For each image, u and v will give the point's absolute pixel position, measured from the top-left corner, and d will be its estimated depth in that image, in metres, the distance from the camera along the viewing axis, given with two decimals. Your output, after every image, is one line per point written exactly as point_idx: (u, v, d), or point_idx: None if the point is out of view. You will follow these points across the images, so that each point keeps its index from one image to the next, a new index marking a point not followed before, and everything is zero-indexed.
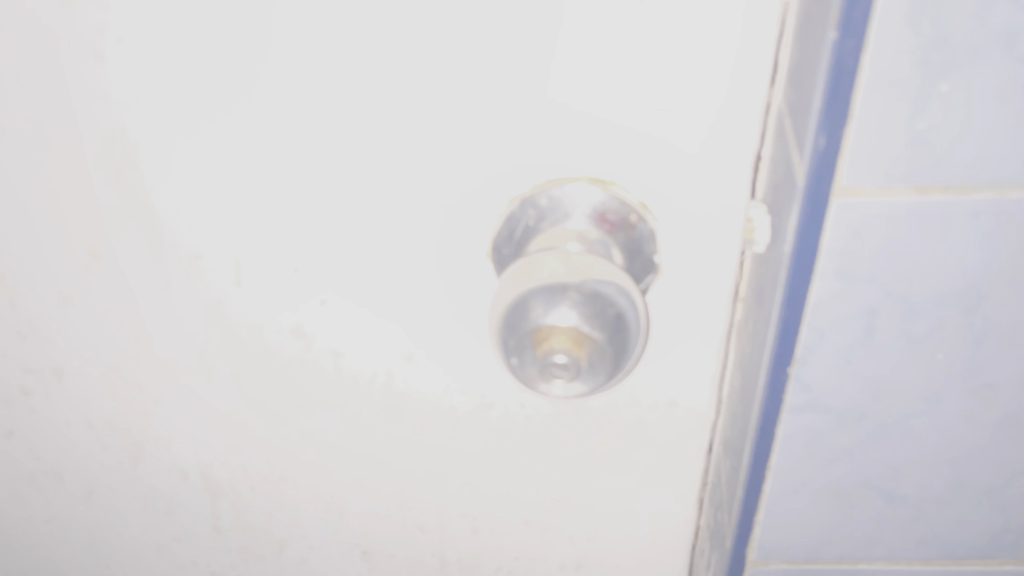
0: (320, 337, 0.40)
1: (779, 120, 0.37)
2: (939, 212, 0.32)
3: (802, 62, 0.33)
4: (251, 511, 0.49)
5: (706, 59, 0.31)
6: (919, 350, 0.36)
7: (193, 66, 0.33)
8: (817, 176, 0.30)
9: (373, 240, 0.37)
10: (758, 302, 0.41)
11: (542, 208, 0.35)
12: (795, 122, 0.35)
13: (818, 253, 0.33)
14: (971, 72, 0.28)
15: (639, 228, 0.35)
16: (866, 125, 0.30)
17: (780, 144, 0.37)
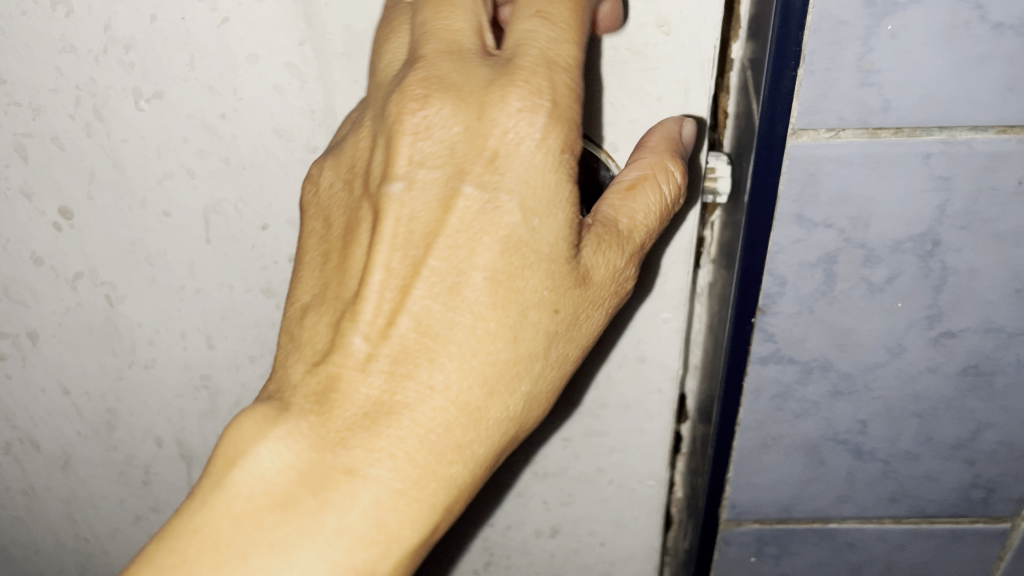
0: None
1: (742, 74, 0.38)
2: (893, 154, 0.32)
3: (758, 11, 0.34)
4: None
5: (660, 7, 0.31)
6: (880, 297, 0.36)
7: (156, 18, 0.33)
8: (770, 117, 0.31)
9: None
10: (725, 258, 0.41)
11: None
12: (753, 72, 0.35)
13: (777, 197, 0.33)
14: (916, 11, 0.29)
15: (603, 175, 0.35)
16: (817, 66, 0.30)
17: (743, 97, 0.37)
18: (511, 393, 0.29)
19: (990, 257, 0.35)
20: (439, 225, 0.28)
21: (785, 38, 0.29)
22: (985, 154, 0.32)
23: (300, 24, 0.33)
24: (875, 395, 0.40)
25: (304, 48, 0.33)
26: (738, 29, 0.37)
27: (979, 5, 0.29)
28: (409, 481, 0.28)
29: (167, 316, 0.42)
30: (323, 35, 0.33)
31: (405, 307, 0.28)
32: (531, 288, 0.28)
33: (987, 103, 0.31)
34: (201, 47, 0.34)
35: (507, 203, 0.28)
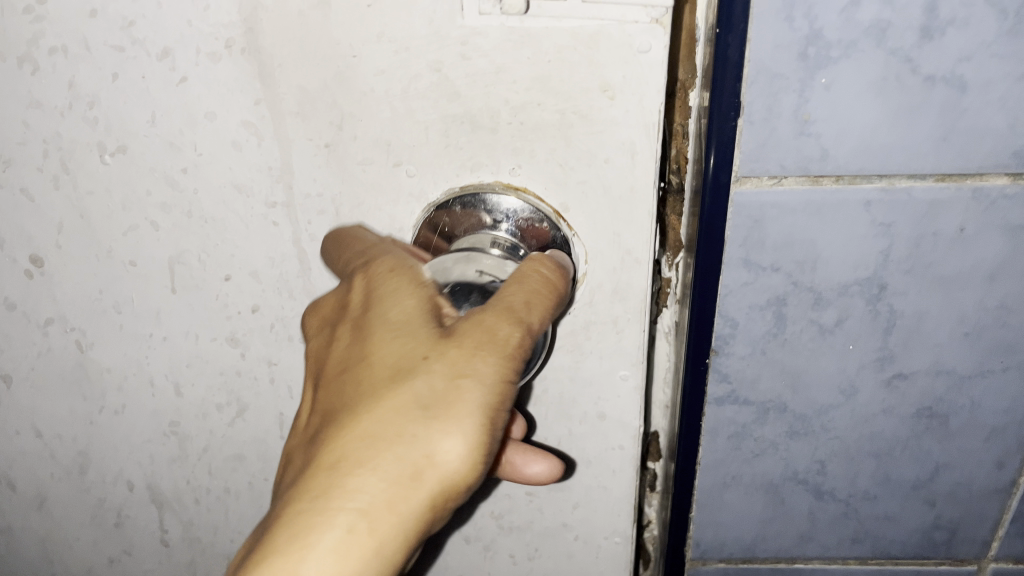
0: (254, 346, 0.41)
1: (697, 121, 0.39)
2: (835, 201, 0.33)
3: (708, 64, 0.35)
4: (195, 523, 0.49)
5: (599, 73, 0.32)
6: (831, 339, 0.37)
7: (118, 76, 0.35)
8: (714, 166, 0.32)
9: (298, 247, 0.38)
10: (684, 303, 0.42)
11: (456, 214, 0.36)
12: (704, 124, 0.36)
13: (725, 243, 0.34)
14: (847, 65, 0.30)
15: (553, 233, 0.36)
16: (755, 116, 0.31)
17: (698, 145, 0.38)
18: (409, 420, 0.26)
19: (934, 300, 0.35)
20: (339, 344, 0.29)
21: (722, 90, 0.31)
22: (924, 201, 0.33)
23: (255, 84, 0.34)
24: (832, 436, 0.40)
25: (259, 107, 0.34)
26: (695, 77, 0.37)
27: (909, 59, 0.30)
28: (321, 500, 0.25)
29: (136, 361, 0.43)
30: (279, 95, 0.34)
31: (325, 393, 0.29)
32: (411, 344, 0.27)
33: (922, 152, 0.32)
34: (161, 104, 0.35)
35: (371, 313, 0.29)
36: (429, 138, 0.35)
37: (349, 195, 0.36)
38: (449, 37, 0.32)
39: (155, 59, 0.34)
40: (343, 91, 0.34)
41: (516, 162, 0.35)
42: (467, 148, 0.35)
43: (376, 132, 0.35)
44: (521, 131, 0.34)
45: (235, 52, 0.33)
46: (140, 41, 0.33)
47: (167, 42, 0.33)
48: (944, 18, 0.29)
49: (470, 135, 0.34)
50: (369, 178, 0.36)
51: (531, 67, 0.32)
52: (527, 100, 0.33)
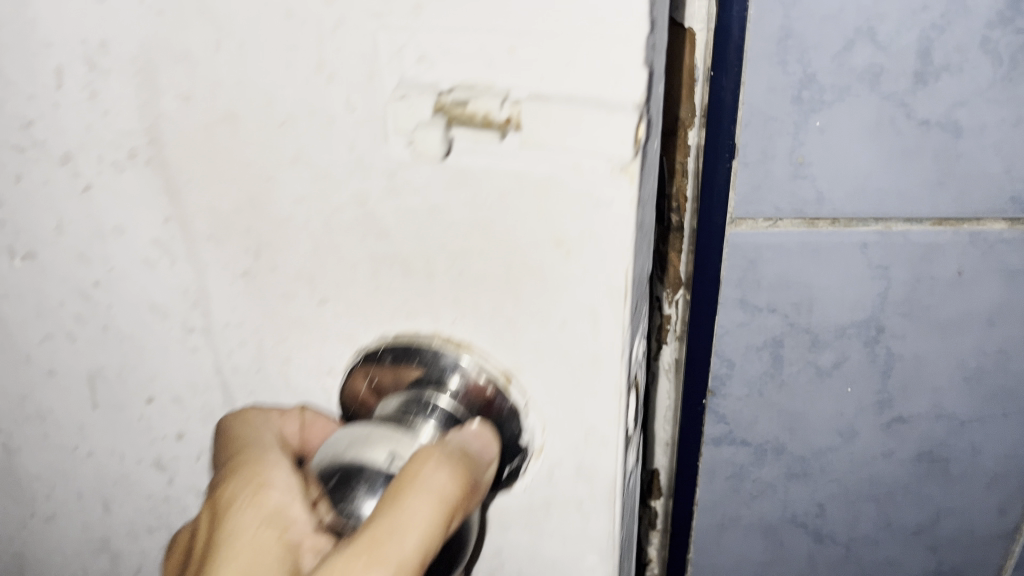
0: (183, 471, 0.31)
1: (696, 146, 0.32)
2: (831, 243, 0.33)
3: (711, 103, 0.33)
4: None
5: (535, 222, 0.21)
6: (829, 381, 0.37)
7: (20, 179, 0.25)
8: (709, 206, 0.33)
9: (221, 379, 0.28)
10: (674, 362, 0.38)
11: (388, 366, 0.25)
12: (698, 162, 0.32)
13: (720, 283, 0.34)
14: (841, 108, 0.30)
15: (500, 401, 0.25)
16: (750, 158, 0.31)
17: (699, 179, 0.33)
18: None
19: (933, 343, 0.35)
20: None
21: (718, 132, 0.31)
22: (920, 244, 0.33)
23: (160, 200, 0.24)
24: (831, 478, 0.40)
25: (170, 225, 0.25)
26: (696, 115, 0.32)
27: (903, 103, 0.30)
28: None
29: (62, 475, 0.32)
30: (188, 213, 0.24)
31: None
32: None
33: (918, 196, 0.31)
34: (67, 214, 0.25)
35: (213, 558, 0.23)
36: (359, 274, 0.24)
37: (271, 331, 0.26)
38: (372, 168, 0.21)
39: (57, 166, 0.25)
40: (254, 217, 0.24)
41: (458, 313, 0.23)
42: (401, 291, 0.24)
43: (296, 264, 0.24)
44: (461, 283, 0.23)
45: (141, 161, 0.24)
46: (41, 143, 0.24)
47: (68, 145, 0.24)
48: (938, 63, 0.29)
49: (402, 279, 0.23)
50: (292, 314, 0.25)
51: (469, 210, 0.21)
52: (467, 247, 0.22)
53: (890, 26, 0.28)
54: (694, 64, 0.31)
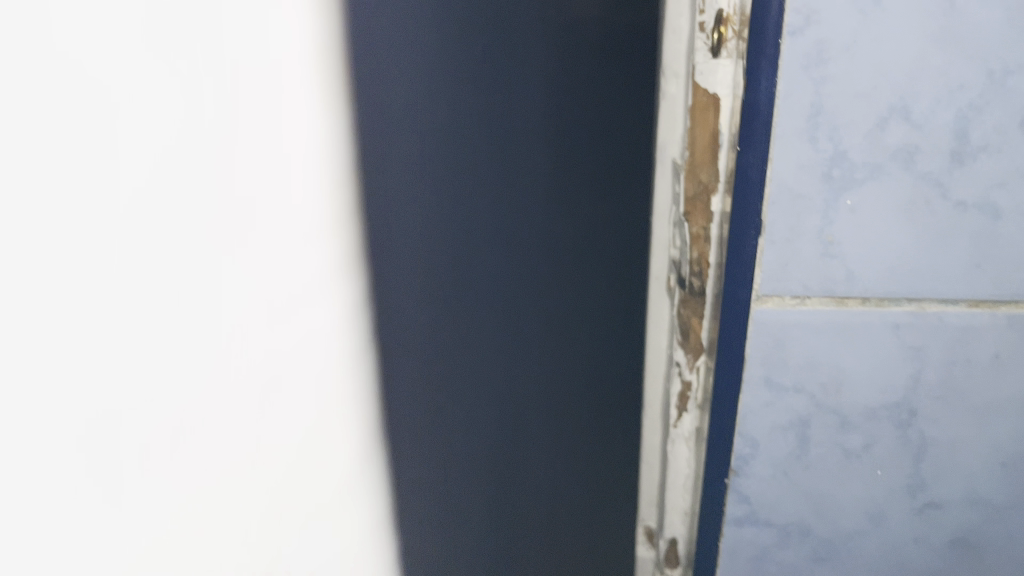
0: None
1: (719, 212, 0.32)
2: (861, 323, 0.32)
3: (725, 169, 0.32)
4: None
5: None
6: (858, 463, 0.35)
7: None
8: (734, 283, 0.31)
9: None
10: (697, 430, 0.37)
11: None
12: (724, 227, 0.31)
13: (744, 362, 0.33)
14: (873, 188, 0.29)
15: None
16: (778, 235, 0.30)
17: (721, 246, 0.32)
18: None
19: (968, 427, 0.33)
20: None
21: (745, 209, 0.30)
22: (955, 327, 0.31)
23: None
24: (858, 564, 0.37)
25: None
26: (719, 181, 0.31)
27: (938, 183, 0.29)
28: None
29: None
30: None
31: None
32: None
33: (953, 277, 0.30)
34: None
35: None
36: None
37: None
38: None
39: None
40: None
41: None
42: None
43: None
44: None
45: None
46: None
47: None
48: (975, 143, 0.28)
49: None
50: None
51: None
52: None
53: (924, 104, 0.27)
54: (719, 128, 0.30)
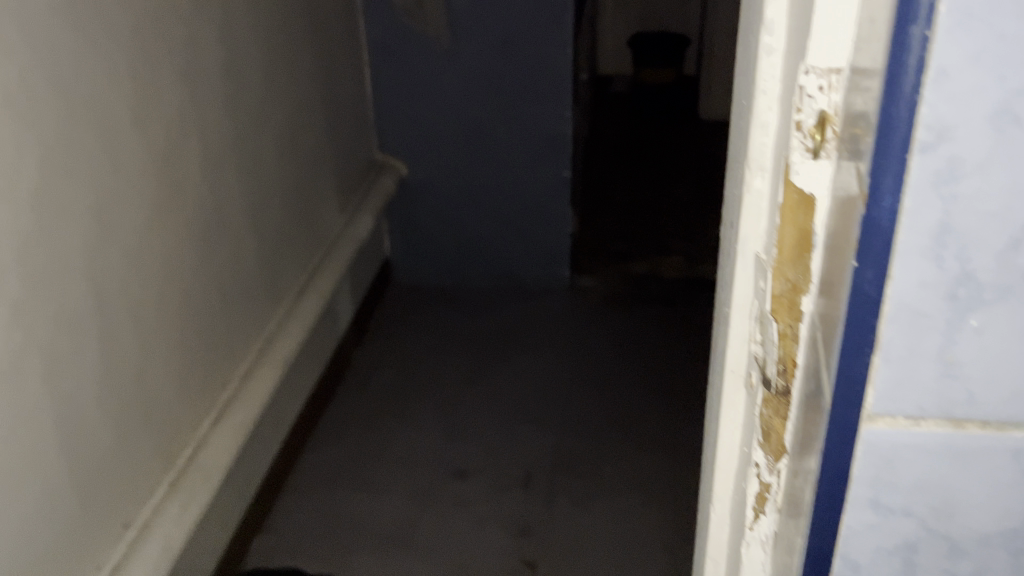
0: None
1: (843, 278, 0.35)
2: (990, 448, 0.37)
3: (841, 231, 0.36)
4: None
5: None
6: (967, 553, 0.40)
7: None
8: (859, 372, 0.36)
9: None
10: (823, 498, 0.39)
11: None
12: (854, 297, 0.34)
13: (857, 443, 0.37)
14: (997, 311, 0.34)
15: None
16: (896, 351, 0.35)
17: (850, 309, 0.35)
18: None
19: None
20: None
21: (864, 321, 0.35)
22: None
23: None
24: None
25: None
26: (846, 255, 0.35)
27: None
28: None
29: None
30: None
31: None
32: None
33: None
34: None
35: None
36: None
37: None
38: None
39: None
40: None
41: None
42: None
43: None
44: None
45: None
46: None
47: None
48: None
49: None
50: None
51: None
52: None
53: None
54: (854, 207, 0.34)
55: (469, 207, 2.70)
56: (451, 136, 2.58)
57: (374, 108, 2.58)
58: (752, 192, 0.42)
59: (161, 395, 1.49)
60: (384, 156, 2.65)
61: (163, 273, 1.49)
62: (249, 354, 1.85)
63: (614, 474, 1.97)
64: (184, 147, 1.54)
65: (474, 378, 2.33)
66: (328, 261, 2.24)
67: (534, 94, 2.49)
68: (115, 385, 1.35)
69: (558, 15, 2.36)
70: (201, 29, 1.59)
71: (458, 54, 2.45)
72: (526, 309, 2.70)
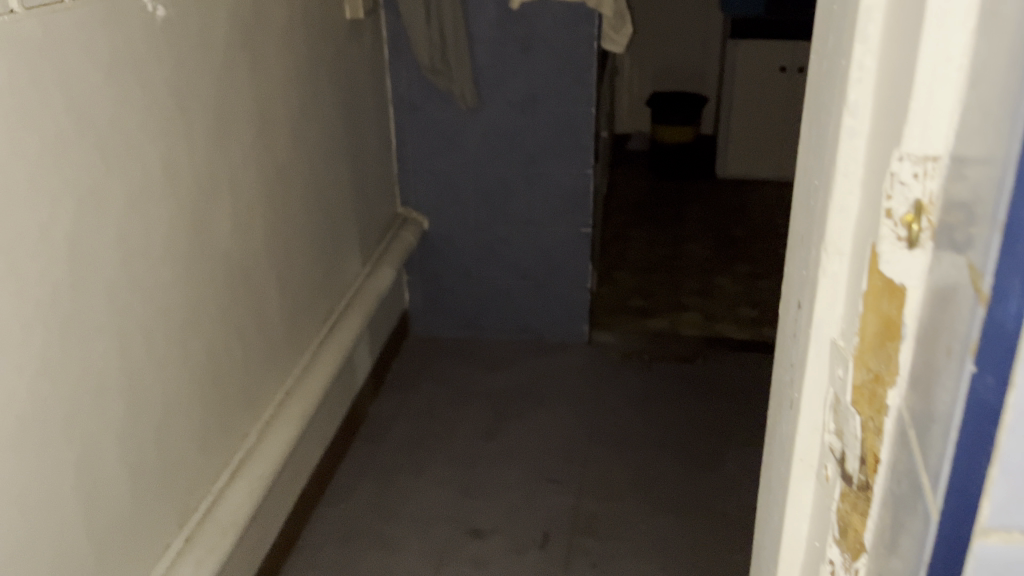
0: None
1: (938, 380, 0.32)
2: None
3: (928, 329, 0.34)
4: None
5: None
6: None
7: None
8: (964, 489, 0.31)
9: None
10: None
11: None
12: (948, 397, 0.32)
13: (967, 561, 0.32)
14: None
15: None
16: (1015, 468, 0.30)
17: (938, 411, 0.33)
18: None
19: None
20: None
21: (980, 434, 0.30)
22: None
23: None
24: None
25: None
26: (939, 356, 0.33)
27: None
28: None
29: None
30: None
31: None
32: None
33: None
34: None
35: None
36: None
37: None
38: None
39: None
40: None
41: None
42: None
43: None
44: None
45: None
46: None
47: None
48: None
49: None
50: None
51: None
52: None
53: None
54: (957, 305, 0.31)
55: (489, 262, 2.71)
56: (474, 191, 2.60)
57: (398, 163, 2.60)
58: (828, 277, 0.41)
59: (181, 447, 1.48)
60: (406, 211, 2.67)
61: (189, 321, 1.49)
62: (268, 405, 1.84)
63: (632, 536, 1.91)
64: (213, 201, 1.56)
65: (492, 434, 2.30)
66: (351, 310, 2.23)
67: (557, 152, 2.50)
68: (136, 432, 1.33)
69: (581, 75, 2.38)
70: (235, 85, 1.61)
71: (482, 112, 2.48)
72: (546, 365, 2.67)
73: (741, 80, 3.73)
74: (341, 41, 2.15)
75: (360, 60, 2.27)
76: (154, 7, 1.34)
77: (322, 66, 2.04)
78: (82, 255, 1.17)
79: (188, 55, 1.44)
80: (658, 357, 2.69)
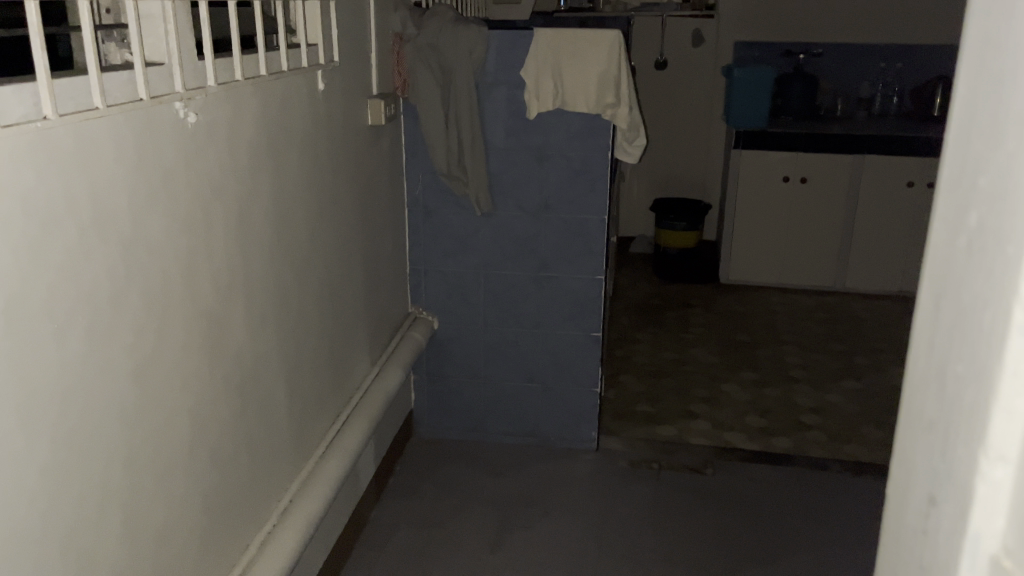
0: None
1: None
2: None
3: None
4: None
5: None
6: None
7: None
8: None
9: None
10: None
11: None
12: None
13: None
14: None
15: None
16: None
17: None
18: None
19: None
20: None
21: None
22: None
23: None
24: None
25: None
26: None
27: None
28: None
29: None
30: None
31: None
32: None
33: None
34: None
35: None
36: None
37: None
38: None
39: None
40: None
41: None
42: None
43: None
44: None
45: None
46: None
47: None
48: None
49: None
50: None
51: None
52: None
53: None
54: None
55: (499, 364, 2.65)
56: (486, 292, 2.57)
57: (411, 263, 2.58)
58: (988, 484, 0.36)
59: (176, 561, 1.39)
60: (416, 309, 2.63)
61: (195, 425, 1.43)
62: (270, 509, 1.74)
63: None
64: (227, 300, 1.51)
65: (496, 545, 2.18)
66: (359, 409, 2.15)
67: (569, 256, 2.48)
68: (133, 548, 1.25)
69: (594, 182, 2.38)
70: (255, 184, 1.59)
71: (494, 214, 2.47)
72: (550, 470, 2.57)
73: (744, 189, 3.74)
74: (361, 144, 2.15)
75: (379, 162, 2.27)
76: (187, 114, 1.32)
77: (342, 166, 2.03)
78: (95, 361, 1.12)
79: (213, 156, 1.42)
80: (677, 466, 2.57)
